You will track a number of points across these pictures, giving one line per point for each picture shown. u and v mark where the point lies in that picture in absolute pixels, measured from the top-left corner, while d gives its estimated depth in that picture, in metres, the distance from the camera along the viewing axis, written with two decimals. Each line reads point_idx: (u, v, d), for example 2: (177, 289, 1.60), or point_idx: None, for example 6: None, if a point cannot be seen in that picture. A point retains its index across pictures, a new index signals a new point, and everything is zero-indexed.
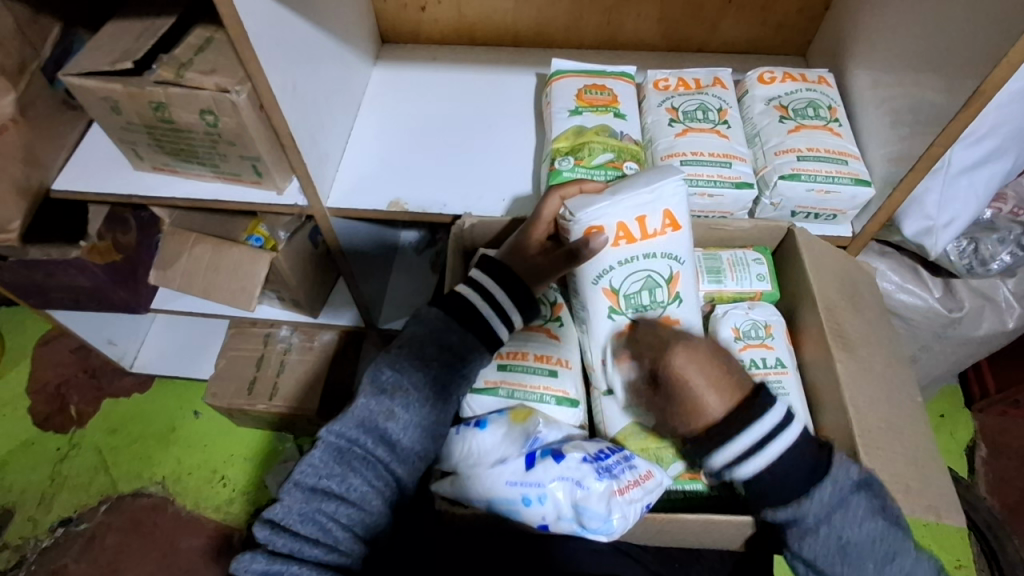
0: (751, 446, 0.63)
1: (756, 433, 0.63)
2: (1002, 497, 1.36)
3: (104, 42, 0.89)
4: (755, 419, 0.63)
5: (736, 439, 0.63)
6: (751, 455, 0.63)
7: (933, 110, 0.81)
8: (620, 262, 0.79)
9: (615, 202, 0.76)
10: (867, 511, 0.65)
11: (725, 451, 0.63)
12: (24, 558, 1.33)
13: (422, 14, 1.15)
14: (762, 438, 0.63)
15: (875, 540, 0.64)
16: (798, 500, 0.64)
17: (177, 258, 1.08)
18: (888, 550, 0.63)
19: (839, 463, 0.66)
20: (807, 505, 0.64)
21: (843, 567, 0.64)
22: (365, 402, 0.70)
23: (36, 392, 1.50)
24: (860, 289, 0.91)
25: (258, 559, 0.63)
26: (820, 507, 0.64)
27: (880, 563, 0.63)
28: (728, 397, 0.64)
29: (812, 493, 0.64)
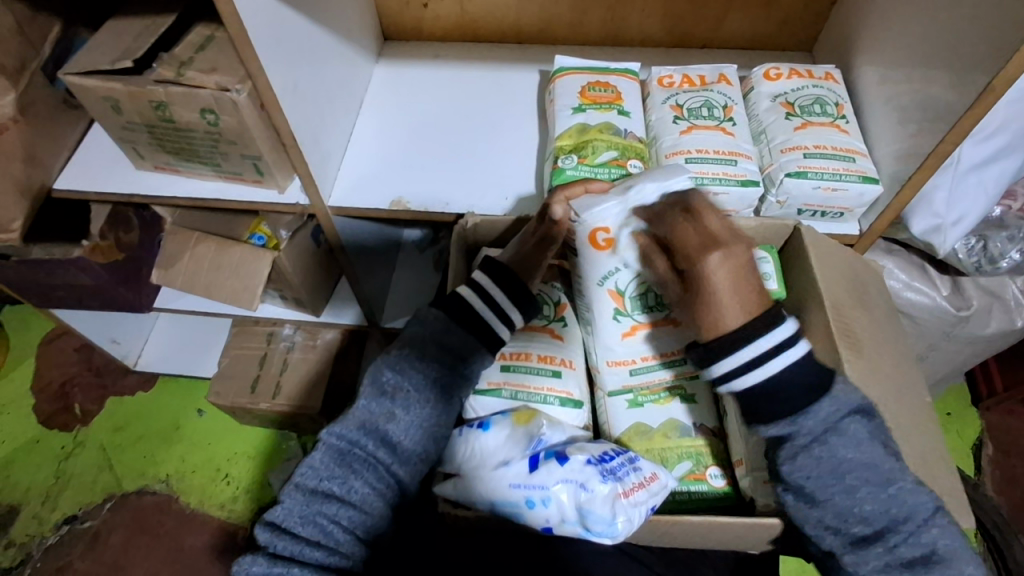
0: (763, 355, 0.63)
1: (772, 344, 0.63)
2: (1010, 495, 1.35)
3: (104, 40, 0.88)
4: (776, 327, 0.64)
5: (752, 345, 0.63)
6: (758, 364, 0.63)
7: (942, 107, 0.79)
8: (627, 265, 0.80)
9: (625, 200, 0.76)
10: (864, 438, 0.67)
11: (737, 356, 0.63)
12: (29, 556, 1.34)
13: (424, 10, 1.14)
14: (775, 350, 0.64)
15: (870, 465, 0.66)
16: (793, 416, 0.65)
17: (179, 257, 1.07)
18: (880, 476, 0.66)
19: (841, 385, 0.67)
20: (807, 420, 0.65)
21: (834, 490, 0.65)
22: (366, 404, 0.70)
23: (40, 391, 1.50)
24: (867, 288, 0.90)
25: (259, 561, 0.62)
26: (818, 424, 0.66)
27: (872, 488, 0.65)
28: (749, 307, 0.64)
29: (812, 409, 0.65)
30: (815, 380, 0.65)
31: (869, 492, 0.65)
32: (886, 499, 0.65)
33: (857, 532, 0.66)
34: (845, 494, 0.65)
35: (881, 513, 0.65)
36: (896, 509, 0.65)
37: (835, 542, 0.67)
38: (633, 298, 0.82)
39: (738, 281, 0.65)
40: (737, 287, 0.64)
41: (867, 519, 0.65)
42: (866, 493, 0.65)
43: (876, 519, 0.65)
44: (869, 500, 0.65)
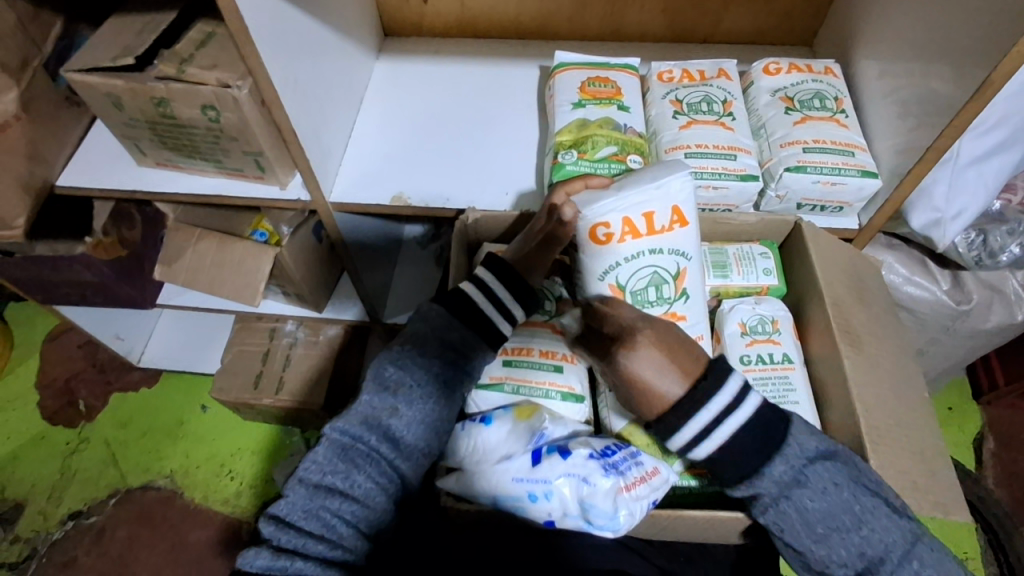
0: (707, 427, 0.64)
1: (709, 414, 0.63)
2: (1011, 490, 1.35)
3: (105, 37, 0.89)
4: (711, 401, 0.63)
5: (687, 421, 0.63)
6: (704, 438, 0.64)
7: (942, 101, 0.79)
8: (627, 258, 0.77)
9: (621, 197, 0.74)
10: (832, 481, 0.64)
11: (683, 434, 0.64)
12: (35, 550, 1.35)
13: (424, 7, 1.14)
14: (716, 417, 0.64)
15: (839, 512, 0.63)
16: (750, 479, 0.65)
17: (182, 253, 1.08)
18: (852, 518, 0.63)
19: (797, 434, 0.66)
20: (762, 480, 0.64)
21: (808, 539, 0.64)
22: (369, 399, 0.70)
23: (44, 387, 1.51)
24: (867, 282, 0.90)
25: (263, 554, 0.63)
26: (775, 483, 0.64)
27: (846, 530, 0.63)
28: (680, 374, 0.64)
29: (766, 469, 0.64)
30: (765, 436, 0.65)
31: (842, 539, 0.63)
32: (861, 541, 0.62)
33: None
34: (819, 543, 0.64)
35: (857, 556, 0.62)
36: (873, 550, 0.62)
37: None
38: (634, 293, 0.80)
39: (664, 358, 0.64)
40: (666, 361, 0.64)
41: (845, 564, 0.63)
42: (840, 539, 0.63)
43: (856, 562, 0.63)
44: (843, 546, 0.63)
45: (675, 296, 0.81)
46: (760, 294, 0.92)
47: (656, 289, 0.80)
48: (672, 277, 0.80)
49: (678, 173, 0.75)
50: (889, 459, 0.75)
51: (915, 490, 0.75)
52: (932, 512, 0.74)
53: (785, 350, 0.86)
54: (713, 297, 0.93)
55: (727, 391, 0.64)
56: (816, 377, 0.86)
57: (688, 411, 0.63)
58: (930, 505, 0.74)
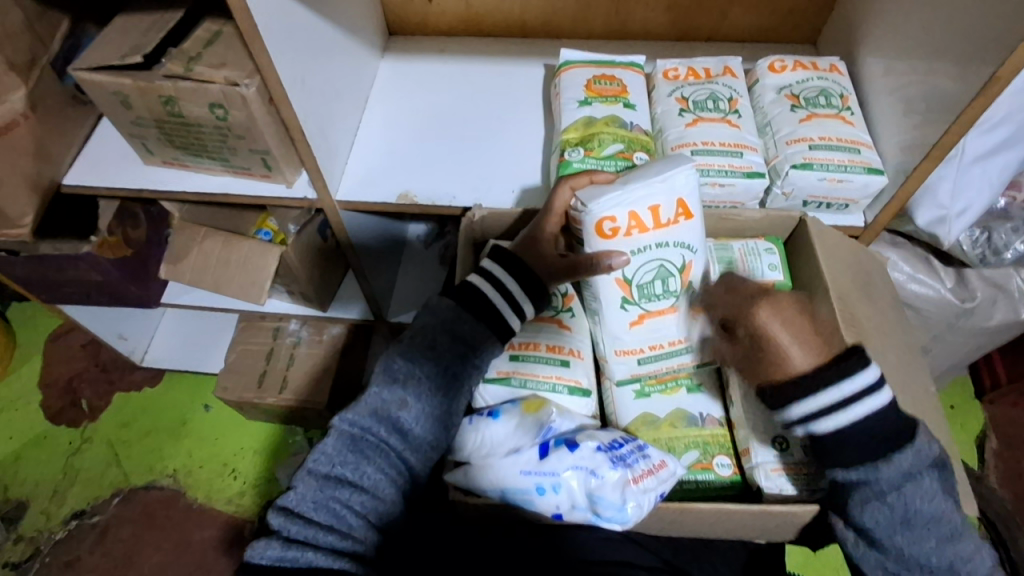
0: (837, 404, 0.59)
1: (845, 391, 0.59)
2: (1014, 488, 1.35)
3: (113, 36, 0.89)
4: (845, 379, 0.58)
5: (825, 394, 0.59)
6: (833, 414, 0.59)
7: (946, 98, 0.80)
8: (633, 252, 0.77)
9: (626, 191, 0.74)
10: (938, 489, 0.64)
11: (814, 404, 0.59)
12: (38, 550, 1.35)
13: (429, 6, 1.14)
14: (854, 396, 0.59)
15: (940, 519, 0.64)
16: (867, 465, 0.63)
17: (188, 252, 1.08)
18: (949, 529, 0.65)
19: (924, 436, 0.64)
20: (887, 469, 0.62)
21: (902, 539, 0.65)
22: (378, 391, 0.70)
23: (48, 387, 1.51)
24: (873, 278, 0.90)
25: (273, 545, 0.64)
26: (897, 474, 0.63)
27: (941, 538, 0.65)
28: (814, 350, 0.59)
29: (892, 459, 0.62)
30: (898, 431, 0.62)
31: (937, 546, 0.65)
32: (952, 553, 0.65)
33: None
34: (909, 540, 0.65)
35: (946, 565, 0.65)
36: (961, 563, 0.65)
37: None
38: (641, 287, 0.80)
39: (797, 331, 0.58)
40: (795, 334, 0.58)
41: (929, 569, 0.65)
42: (929, 542, 0.65)
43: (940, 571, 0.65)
44: (936, 553, 0.65)
45: (682, 288, 0.81)
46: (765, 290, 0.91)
47: (662, 283, 0.80)
48: (678, 271, 0.80)
49: (678, 166, 0.75)
50: None
51: None
52: None
53: None
54: None
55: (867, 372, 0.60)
56: None
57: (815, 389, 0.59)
58: None
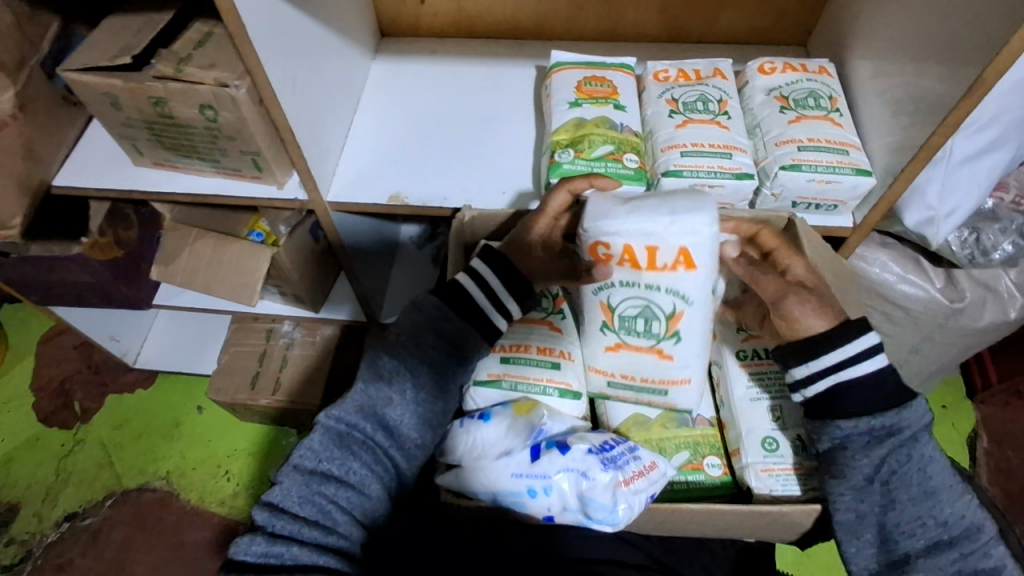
0: (860, 354, 0.73)
1: (866, 343, 0.73)
2: (1005, 487, 1.36)
3: (102, 37, 0.89)
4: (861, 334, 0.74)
5: (849, 343, 0.73)
6: (857, 362, 0.73)
7: (934, 99, 0.80)
8: (621, 283, 0.73)
9: (629, 223, 0.68)
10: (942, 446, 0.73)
11: (841, 350, 0.73)
12: (30, 552, 1.34)
13: (421, 7, 1.14)
14: (870, 348, 0.73)
15: (948, 473, 0.73)
16: (893, 409, 0.72)
17: (179, 253, 1.08)
18: (959, 485, 0.73)
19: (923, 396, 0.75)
20: (908, 415, 0.72)
21: (919, 490, 0.72)
22: (365, 388, 0.71)
23: (39, 388, 1.51)
24: (849, 295, 0.93)
25: (257, 541, 0.63)
26: (916, 422, 0.72)
27: (953, 493, 0.72)
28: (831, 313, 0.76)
29: (914, 406, 0.72)
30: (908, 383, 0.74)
31: (950, 499, 0.72)
32: (963, 507, 0.72)
33: (933, 538, 0.71)
34: (929, 495, 0.72)
35: (958, 519, 0.71)
36: (969, 516, 0.72)
37: (913, 545, 0.72)
38: (622, 318, 0.76)
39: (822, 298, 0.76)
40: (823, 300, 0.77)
41: (944, 524, 0.71)
42: (947, 498, 0.72)
43: (952, 526, 0.71)
44: (949, 506, 0.72)
45: (666, 335, 0.76)
46: None
47: (645, 322, 0.76)
48: (664, 316, 0.74)
49: (698, 221, 0.68)
50: None
51: None
52: None
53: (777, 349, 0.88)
54: None
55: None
56: None
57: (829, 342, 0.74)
58: None
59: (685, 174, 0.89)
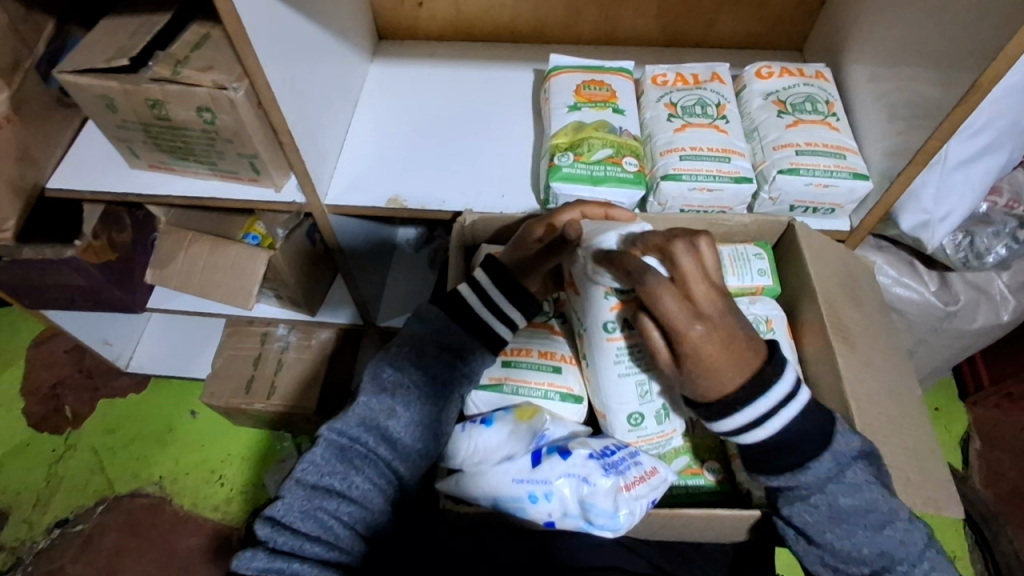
0: (753, 420, 0.65)
1: (757, 410, 0.64)
2: (997, 489, 1.37)
3: (99, 38, 0.88)
4: (760, 397, 0.64)
5: (738, 412, 0.64)
6: (760, 423, 0.65)
7: (930, 105, 0.81)
8: (592, 301, 0.77)
9: (599, 250, 0.74)
10: (865, 479, 0.68)
11: (738, 419, 0.65)
12: (20, 560, 1.33)
13: (419, 9, 1.14)
14: (767, 412, 0.65)
15: (867, 510, 0.67)
16: (796, 467, 0.67)
17: (173, 257, 1.06)
18: (880, 519, 0.67)
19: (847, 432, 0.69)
20: (807, 472, 0.67)
21: (833, 534, 0.68)
22: (367, 400, 0.70)
23: (30, 393, 1.49)
24: (859, 282, 0.91)
25: (259, 556, 0.63)
26: (818, 476, 0.67)
27: (871, 529, 0.67)
28: (742, 369, 0.63)
29: (813, 461, 0.67)
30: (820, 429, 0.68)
31: (867, 537, 0.67)
32: (885, 542, 0.67)
33: (857, 573, 0.68)
34: (842, 536, 0.67)
35: (879, 556, 0.67)
36: (895, 550, 0.66)
37: None
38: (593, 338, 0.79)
39: (734, 347, 0.62)
40: (730, 349, 0.62)
41: (864, 562, 0.67)
42: (864, 536, 0.67)
43: (875, 560, 0.67)
44: (866, 543, 0.67)
45: (632, 346, 0.77)
46: (755, 293, 0.91)
47: (616, 338, 0.77)
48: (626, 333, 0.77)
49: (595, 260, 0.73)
50: None
51: (906, 486, 0.76)
52: (925, 508, 0.76)
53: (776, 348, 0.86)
54: None
55: (788, 374, 0.66)
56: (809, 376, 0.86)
57: (731, 409, 0.64)
58: (922, 502, 0.76)
59: (684, 177, 0.89)
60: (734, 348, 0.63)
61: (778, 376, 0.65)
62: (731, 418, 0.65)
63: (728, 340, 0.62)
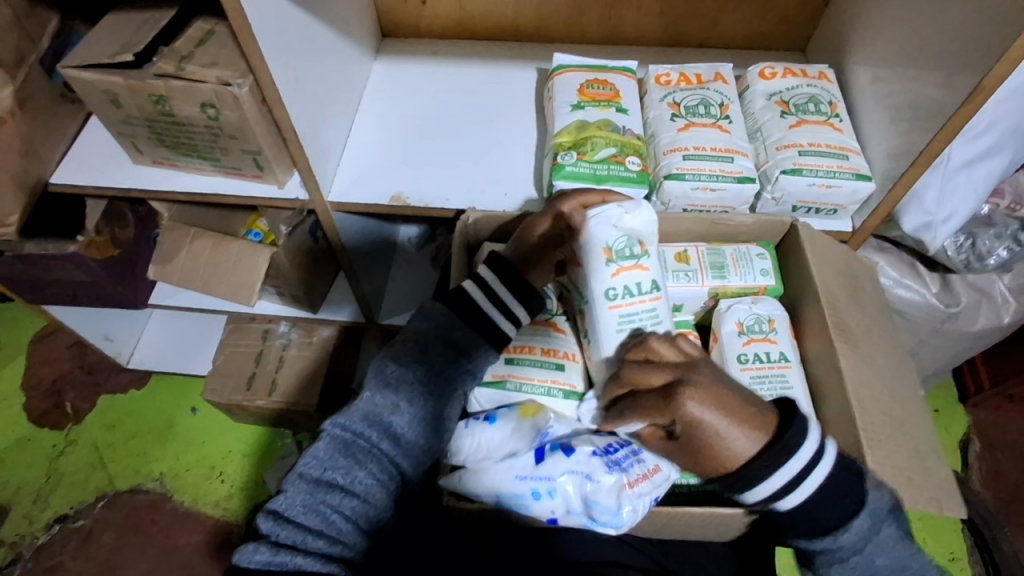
0: (784, 484, 0.64)
1: (787, 472, 0.64)
2: (997, 490, 1.37)
3: (103, 33, 0.88)
4: (788, 460, 0.64)
5: (767, 476, 0.64)
6: (788, 491, 0.64)
7: (933, 107, 0.81)
8: (597, 270, 0.75)
9: (598, 221, 0.74)
10: (897, 536, 0.67)
11: (767, 486, 0.64)
12: (20, 555, 1.33)
13: (423, 8, 1.14)
14: (795, 476, 0.64)
15: (903, 568, 0.66)
16: (836, 529, 0.65)
17: (176, 253, 1.06)
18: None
19: (875, 488, 0.67)
20: (845, 535, 0.65)
21: None
22: (371, 395, 0.70)
23: (31, 389, 1.49)
24: (863, 283, 0.91)
25: (261, 551, 0.63)
26: (855, 538, 0.65)
27: None
28: (750, 435, 0.64)
29: (849, 523, 0.65)
30: (849, 490, 0.66)
31: None
32: None
33: None
34: None
35: None
36: None
37: None
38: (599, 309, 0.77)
39: (723, 402, 0.64)
40: (725, 409, 0.64)
41: None
42: None
43: None
44: None
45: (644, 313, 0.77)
46: (757, 294, 0.92)
47: (627, 300, 0.76)
48: (635, 297, 0.76)
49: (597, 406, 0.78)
50: (883, 457, 0.76)
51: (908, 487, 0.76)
52: (927, 508, 0.76)
53: (781, 349, 0.86)
54: (710, 297, 0.93)
55: (809, 443, 0.65)
56: (811, 376, 0.86)
57: (760, 475, 0.64)
58: (924, 501, 0.76)
59: (687, 177, 0.89)
60: (727, 406, 0.64)
61: (802, 438, 0.65)
62: (762, 486, 0.64)
63: (724, 413, 0.64)
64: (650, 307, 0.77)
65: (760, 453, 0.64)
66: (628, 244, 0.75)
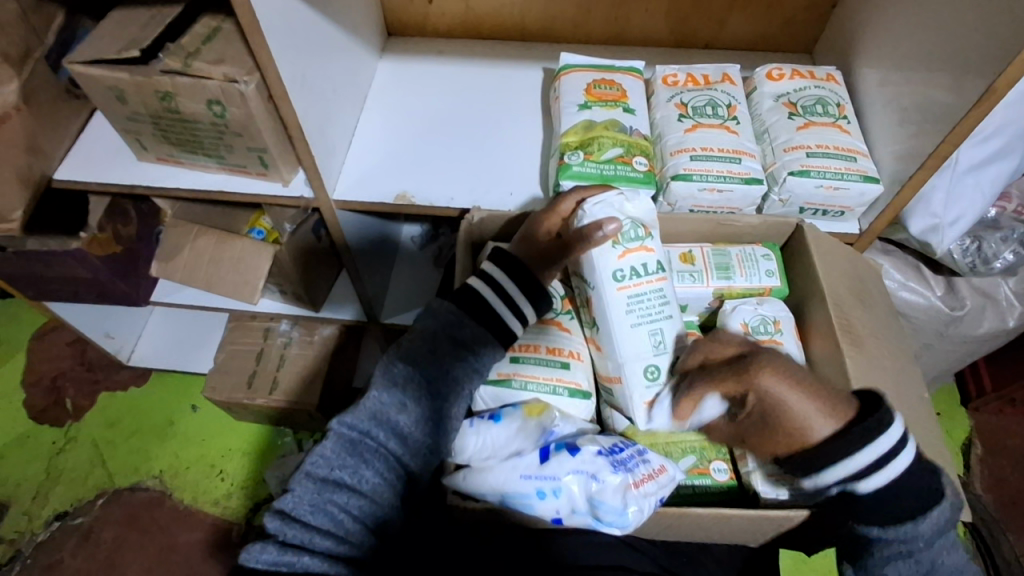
0: (867, 467, 0.64)
1: (873, 454, 0.64)
2: (998, 494, 1.37)
3: (109, 29, 0.88)
4: (879, 438, 0.64)
5: (852, 455, 0.64)
6: (868, 476, 0.64)
7: (941, 110, 0.81)
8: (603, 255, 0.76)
9: (603, 206, 0.76)
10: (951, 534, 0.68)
11: (844, 466, 0.64)
12: (19, 552, 1.32)
13: (429, 6, 1.14)
14: (880, 461, 0.64)
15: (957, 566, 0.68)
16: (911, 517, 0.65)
17: (178, 250, 1.06)
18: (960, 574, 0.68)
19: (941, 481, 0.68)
20: (921, 524, 0.65)
21: None
22: (378, 394, 0.70)
23: (31, 385, 1.49)
24: (869, 285, 0.91)
25: (268, 549, 0.63)
26: (929, 528, 0.66)
27: None
28: (831, 416, 0.65)
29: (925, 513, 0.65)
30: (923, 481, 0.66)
31: None
32: None
33: None
34: None
35: None
36: None
37: None
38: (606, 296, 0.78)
39: (801, 379, 0.65)
40: (803, 386, 0.64)
41: None
42: None
43: None
44: None
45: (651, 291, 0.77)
46: (763, 294, 0.92)
47: (636, 281, 0.77)
48: (642, 277, 0.77)
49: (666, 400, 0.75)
50: None
51: None
52: None
53: (787, 350, 0.86)
54: (715, 298, 0.93)
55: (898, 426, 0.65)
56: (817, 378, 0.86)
57: (846, 451, 0.64)
58: None
59: (694, 177, 0.89)
60: (806, 384, 0.65)
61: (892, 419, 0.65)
62: (846, 464, 0.64)
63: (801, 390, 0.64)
64: (657, 288, 0.78)
65: (844, 429, 0.65)
66: (633, 225, 0.77)
